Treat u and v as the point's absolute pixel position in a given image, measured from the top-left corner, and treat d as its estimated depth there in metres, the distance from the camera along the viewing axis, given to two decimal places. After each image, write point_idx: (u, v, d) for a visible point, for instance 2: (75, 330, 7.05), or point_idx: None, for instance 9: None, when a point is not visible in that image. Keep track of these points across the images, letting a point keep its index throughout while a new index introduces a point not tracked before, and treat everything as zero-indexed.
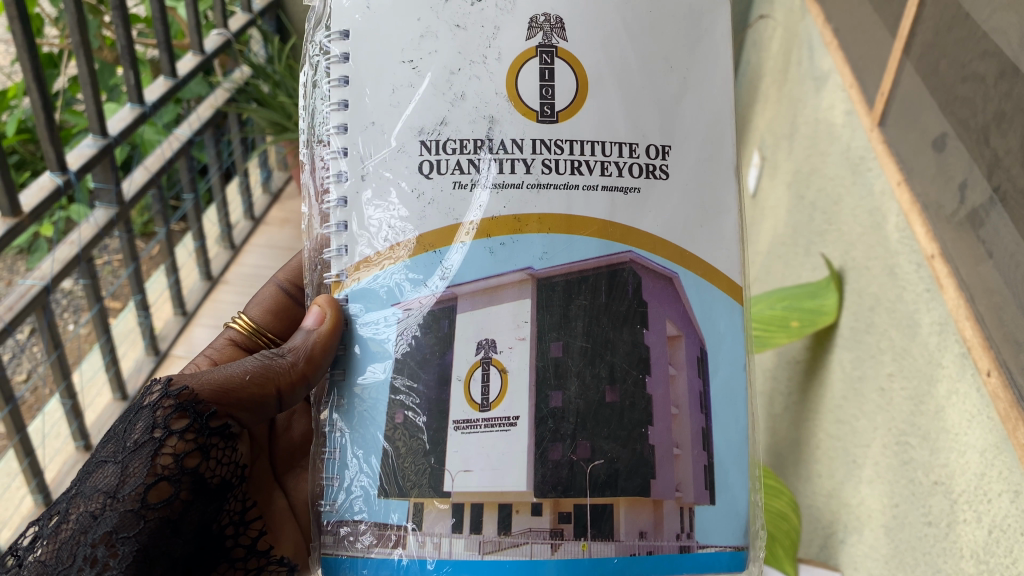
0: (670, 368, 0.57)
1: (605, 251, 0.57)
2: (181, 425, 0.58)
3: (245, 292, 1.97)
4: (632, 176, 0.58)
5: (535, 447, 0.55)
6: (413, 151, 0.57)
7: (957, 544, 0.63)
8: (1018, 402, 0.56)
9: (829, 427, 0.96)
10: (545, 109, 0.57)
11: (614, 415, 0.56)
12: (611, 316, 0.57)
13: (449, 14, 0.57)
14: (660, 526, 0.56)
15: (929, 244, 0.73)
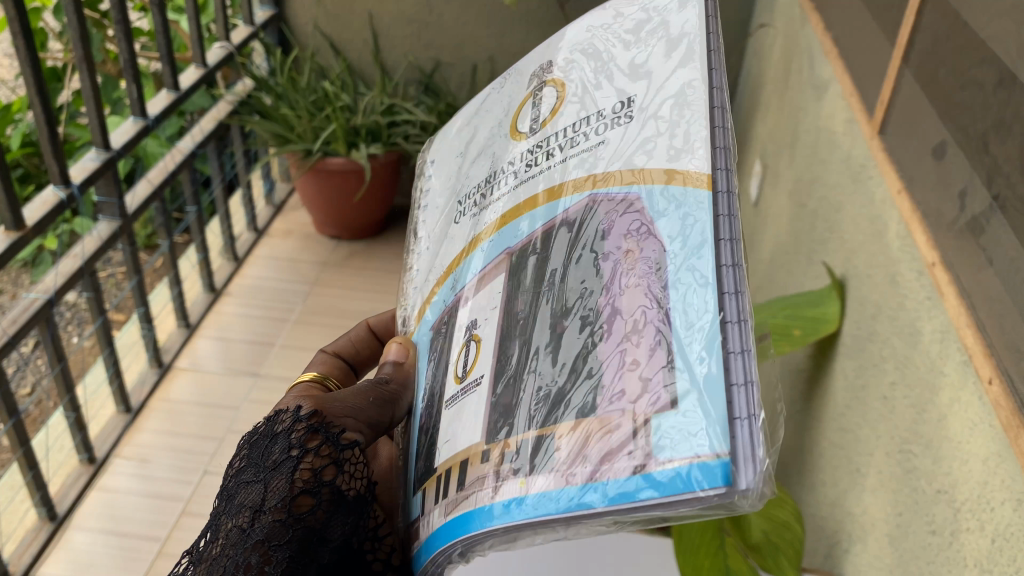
0: (624, 271, 0.44)
1: (569, 203, 0.50)
2: (316, 442, 0.55)
3: (249, 304, 1.98)
4: (597, 136, 0.51)
5: (490, 400, 0.48)
6: (454, 208, 0.63)
7: (960, 553, 0.63)
8: (1019, 411, 0.56)
9: (831, 435, 0.96)
10: (533, 126, 0.57)
11: (564, 347, 0.45)
12: (569, 252, 0.48)
13: (488, 105, 0.66)
14: (607, 443, 0.39)
15: (930, 252, 0.72)
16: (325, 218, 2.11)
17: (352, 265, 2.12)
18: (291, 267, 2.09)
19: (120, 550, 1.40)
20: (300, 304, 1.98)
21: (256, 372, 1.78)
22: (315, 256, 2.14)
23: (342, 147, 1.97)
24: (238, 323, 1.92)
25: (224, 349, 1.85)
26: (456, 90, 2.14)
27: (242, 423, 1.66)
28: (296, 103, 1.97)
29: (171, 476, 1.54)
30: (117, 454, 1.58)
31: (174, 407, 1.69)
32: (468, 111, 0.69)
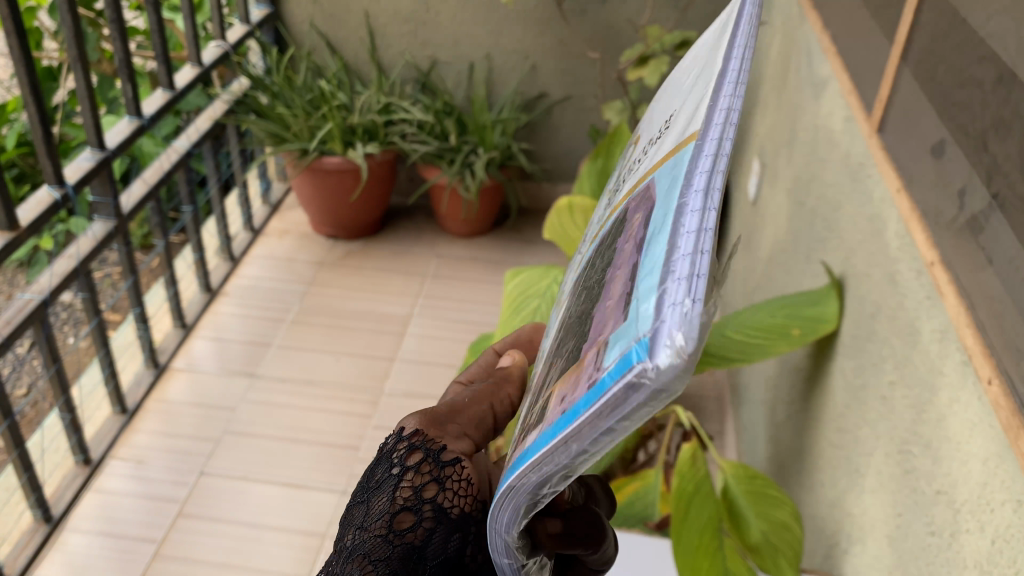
0: (628, 234, 0.36)
1: (616, 214, 0.42)
2: (416, 458, 0.49)
3: (246, 303, 1.97)
4: (647, 151, 0.44)
5: (527, 417, 0.41)
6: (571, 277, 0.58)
7: (960, 555, 0.62)
8: (1019, 411, 0.55)
9: (831, 436, 0.96)
10: (618, 176, 0.51)
11: (575, 337, 0.37)
12: (606, 245, 0.41)
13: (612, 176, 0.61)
14: (576, 385, 0.30)
15: (928, 251, 0.72)
16: (322, 216, 2.10)
17: (349, 265, 2.11)
18: (288, 267, 2.09)
19: (116, 553, 1.39)
20: (296, 304, 1.98)
21: (252, 373, 1.78)
22: (311, 255, 2.14)
23: (338, 146, 1.97)
24: (234, 323, 1.91)
25: (221, 349, 1.84)
26: (452, 88, 2.13)
27: (239, 424, 1.65)
28: (292, 102, 1.96)
29: (167, 477, 1.54)
30: (112, 455, 1.57)
31: (170, 408, 1.68)
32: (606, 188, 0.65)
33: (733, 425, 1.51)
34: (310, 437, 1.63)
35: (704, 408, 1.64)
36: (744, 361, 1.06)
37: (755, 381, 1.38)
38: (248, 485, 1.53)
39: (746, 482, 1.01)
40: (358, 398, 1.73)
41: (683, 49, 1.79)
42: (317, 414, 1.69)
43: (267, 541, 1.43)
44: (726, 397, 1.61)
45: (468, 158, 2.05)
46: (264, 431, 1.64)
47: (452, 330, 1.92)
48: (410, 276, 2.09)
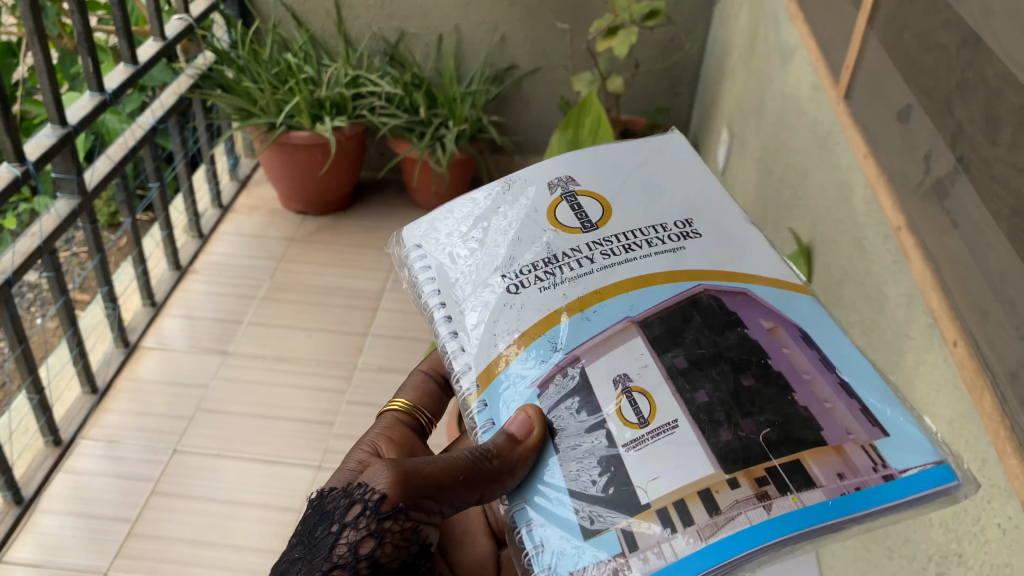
0: (783, 348, 0.49)
1: (676, 291, 0.52)
2: (353, 512, 0.51)
3: (216, 281, 1.96)
4: (670, 240, 0.55)
5: (704, 438, 0.44)
6: (497, 284, 0.54)
7: (926, 514, 0.62)
8: (983, 371, 0.56)
9: None
10: (583, 224, 0.56)
11: (754, 397, 0.47)
12: (708, 326, 0.50)
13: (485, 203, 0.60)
14: (852, 464, 0.43)
15: (896, 216, 0.73)
16: (291, 190, 2.08)
17: (319, 240, 2.10)
18: (257, 244, 2.08)
19: (90, 533, 1.38)
20: (267, 281, 1.97)
21: (225, 350, 1.77)
22: (280, 231, 2.13)
23: (307, 120, 1.94)
24: (204, 301, 1.90)
25: (192, 327, 1.83)
26: (421, 60, 2.11)
27: (211, 401, 1.65)
28: (258, 76, 1.95)
29: (140, 456, 1.52)
30: (83, 435, 1.56)
31: (143, 387, 1.67)
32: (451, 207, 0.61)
33: None
34: (284, 412, 1.63)
35: None
36: None
37: None
38: (222, 461, 1.53)
39: None
40: (329, 373, 1.73)
41: (652, 19, 1.78)
42: (290, 389, 1.68)
43: (241, 518, 1.43)
44: None
45: (437, 132, 2.02)
46: (236, 406, 1.64)
47: None
48: (382, 252, 2.08)
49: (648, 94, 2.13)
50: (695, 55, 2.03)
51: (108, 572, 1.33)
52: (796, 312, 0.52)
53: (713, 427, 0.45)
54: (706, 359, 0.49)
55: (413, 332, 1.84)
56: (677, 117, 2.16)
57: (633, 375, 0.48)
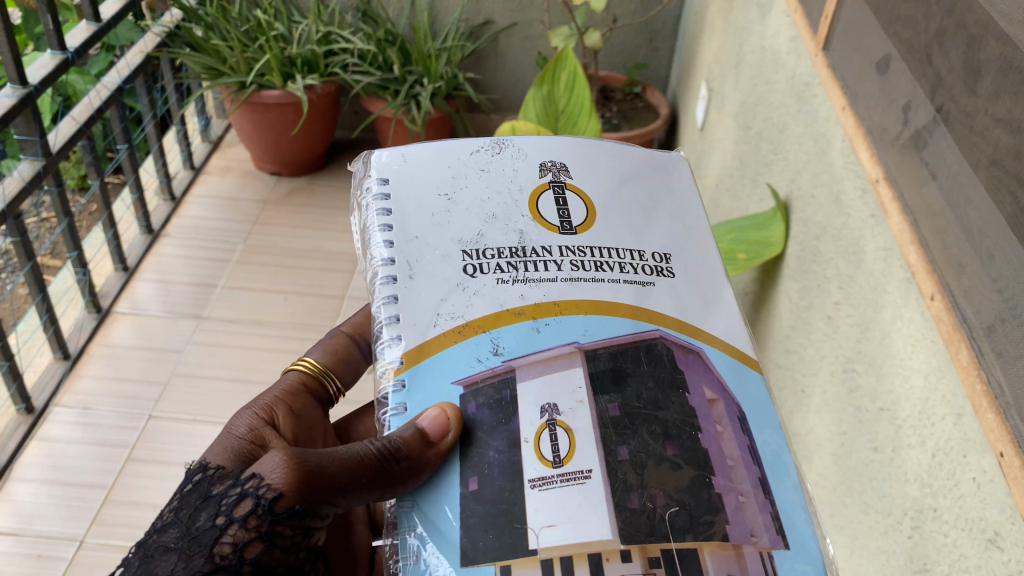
0: (716, 426, 0.48)
1: (636, 330, 0.51)
2: (243, 509, 0.48)
3: (188, 245, 1.93)
4: (644, 273, 0.54)
5: (611, 498, 0.43)
6: (455, 258, 0.52)
7: (901, 469, 0.62)
8: (960, 325, 0.55)
9: (777, 358, 0.97)
10: (564, 225, 0.55)
11: (678, 469, 0.45)
12: (653, 380, 0.49)
13: (476, 162, 0.57)
14: (745, 571, 0.43)
15: (873, 168, 0.72)
16: (264, 151, 2.04)
17: (294, 202, 2.07)
18: (230, 207, 2.05)
19: (65, 501, 1.37)
20: (241, 244, 1.94)
21: (199, 315, 1.74)
22: (254, 193, 2.10)
23: (277, 79, 1.90)
24: (178, 265, 1.87)
25: (165, 292, 1.80)
26: (395, 16, 2.06)
27: (186, 366, 1.62)
28: (227, 34, 1.90)
29: (115, 422, 1.51)
30: (56, 402, 1.54)
31: (117, 353, 1.64)
32: (441, 149, 0.58)
33: None
34: (260, 376, 1.61)
35: None
36: None
37: None
38: (199, 426, 1.51)
39: None
40: (307, 336, 1.71)
41: None
42: (267, 353, 1.66)
43: None
44: None
45: (412, 89, 1.98)
46: (212, 371, 1.62)
47: None
48: None
49: (627, 49, 2.09)
50: (675, 9, 2.00)
51: (85, 540, 1.31)
52: (744, 391, 0.50)
53: (624, 488, 0.44)
54: (640, 415, 0.47)
55: None
56: (656, 73, 2.14)
57: (559, 408, 0.46)
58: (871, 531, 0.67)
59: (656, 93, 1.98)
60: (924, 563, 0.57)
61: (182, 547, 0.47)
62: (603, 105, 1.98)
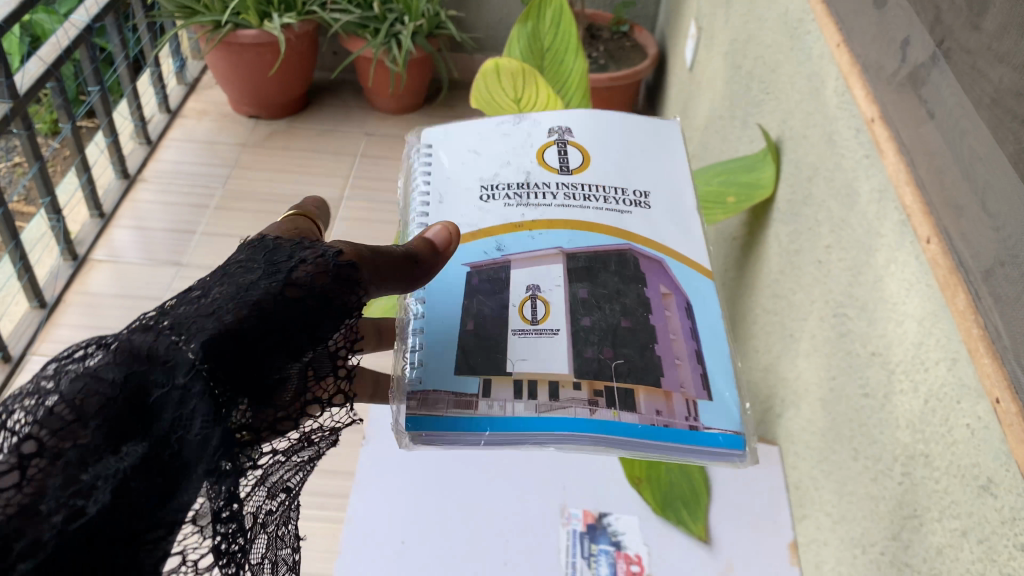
0: (666, 311, 0.63)
1: (614, 244, 0.66)
2: (315, 256, 0.46)
3: (166, 190, 1.89)
4: (625, 205, 0.70)
5: (572, 347, 0.58)
6: (476, 190, 0.71)
7: (893, 415, 0.61)
8: (957, 269, 0.53)
9: (765, 302, 0.96)
10: (562, 167, 0.73)
11: (630, 333, 0.60)
12: (619, 274, 0.64)
13: (501, 128, 0.77)
14: (672, 408, 0.56)
15: (869, 106, 0.69)
16: (242, 93, 1.99)
17: (273, 146, 2.03)
18: (209, 151, 2.00)
19: None
20: (220, 189, 1.90)
21: (179, 262, 1.71)
22: (233, 137, 2.05)
23: (253, 18, 1.84)
24: (156, 210, 1.84)
25: (144, 238, 1.76)
26: None
27: None
28: None
29: None
30: (33, 351, 1.51)
31: (96, 301, 1.61)
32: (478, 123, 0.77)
33: None
34: None
35: None
36: None
37: None
38: None
39: None
40: None
41: None
42: None
43: None
44: None
45: (393, 28, 1.92)
46: None
47: (383, 212, 1.87)
48: (339, 157, 2.01)
49: None
50: None
51: None
52: (693, 288, 0.65)
53: (584, 344, 0.59)
54: (605, 296, 0.62)
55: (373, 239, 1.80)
56: (644, 12, 2.09)
57: (541, 287, 0.62)
58: (859, 477, 0.66)
59: (644, 33, 1.93)
60: (914, 509, 0.57)
61: (256, 271, 0.43)
62: (590, 45, 1.93)
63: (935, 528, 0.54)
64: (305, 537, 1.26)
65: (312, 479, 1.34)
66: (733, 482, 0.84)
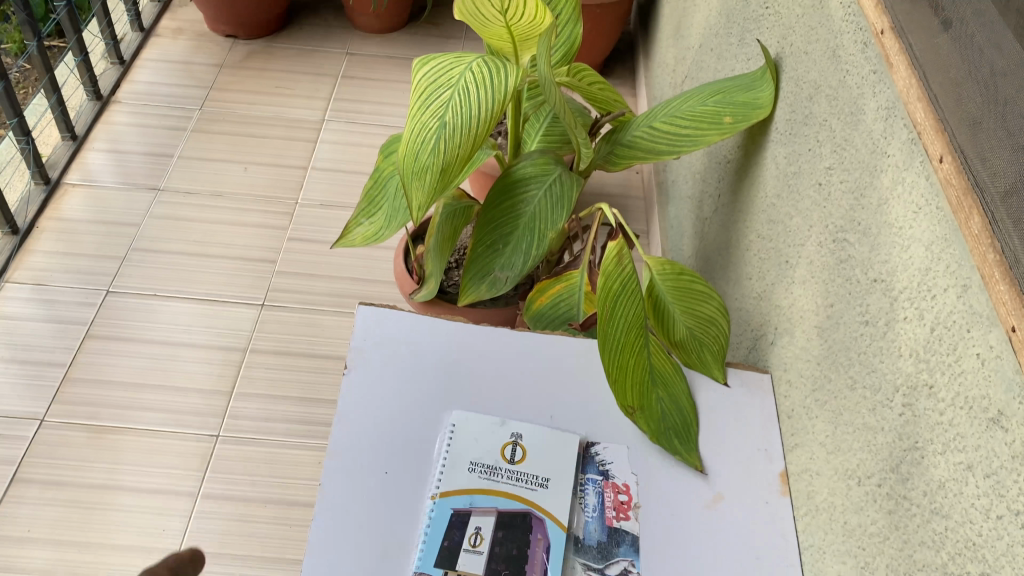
0: (539, 536, 0.70)
1: (512, 509, 0.72)
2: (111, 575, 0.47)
3: (140, 112, 1.82)
4: (536, 485, 0.73)
5: (473, 559, 0.67)
6: (436, 434, 0.77)
7: (895, 343, 0.58)
8: (972, 190, 0.49)
9: (759, 228, 0.93)
10: (504, 448, 0.76)
11: (513, 560, 0.68)
12: (511, 526, 0.70)
13: (484, 394, 0.81)
14: None
15: (877, 18, 0.65)
16: (218, 10, 1.90)
17: (252, 66, 1.95)
18: (184, 71, 1.93)
19: (23, 379, 1.32)
20: (197, 111, 1.83)
21: (156, 187, 1.66)
22: (209, 57, 1.97)
23: None
24: (131, 133, 1.77)
25: (119, 162, 1.70)
26: None
27: (145, 240, 1.55)
28: None
29: (73, 299, 1.45)
30: (7, 278, 1.47)
31: (70, 227, 1.56)
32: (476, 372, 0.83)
33: (658, 222, 1.49)
34: (222, 250, 1.55)
35: (629, 206, 1.62)
36: (673, 153, 0.98)
37: (681, 174, 1.35)
38: (160, 302, 1.46)
39: (672, 279, 0.94)
40: (271, 208, 1.64)
41: None
42: (228, 226, 1.60)
43: (183, 359, 1.37)
44: (651, 190, 1.58)
45: None
46: (171, 245, 1.55)
47: (366, 136, 1.81)
48: (320, 78, 1.94)
49: None
50: None
51: (46, 419, 1.27)
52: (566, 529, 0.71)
53: (494, 563, 0.67)
54: (504, 529, 0.70)
55: (356, 163, 1.75)
56: None
57: (478, 518, 0.70)
58: (857, 407, 0.64)
59: None
60: (915, 441, 0.54)
61: None
62: None
63: (936, 462, 0.52)
64: (292, 467, 1.25)
65: (296, 408, 1.33)
66: (725, 410, 0.82)
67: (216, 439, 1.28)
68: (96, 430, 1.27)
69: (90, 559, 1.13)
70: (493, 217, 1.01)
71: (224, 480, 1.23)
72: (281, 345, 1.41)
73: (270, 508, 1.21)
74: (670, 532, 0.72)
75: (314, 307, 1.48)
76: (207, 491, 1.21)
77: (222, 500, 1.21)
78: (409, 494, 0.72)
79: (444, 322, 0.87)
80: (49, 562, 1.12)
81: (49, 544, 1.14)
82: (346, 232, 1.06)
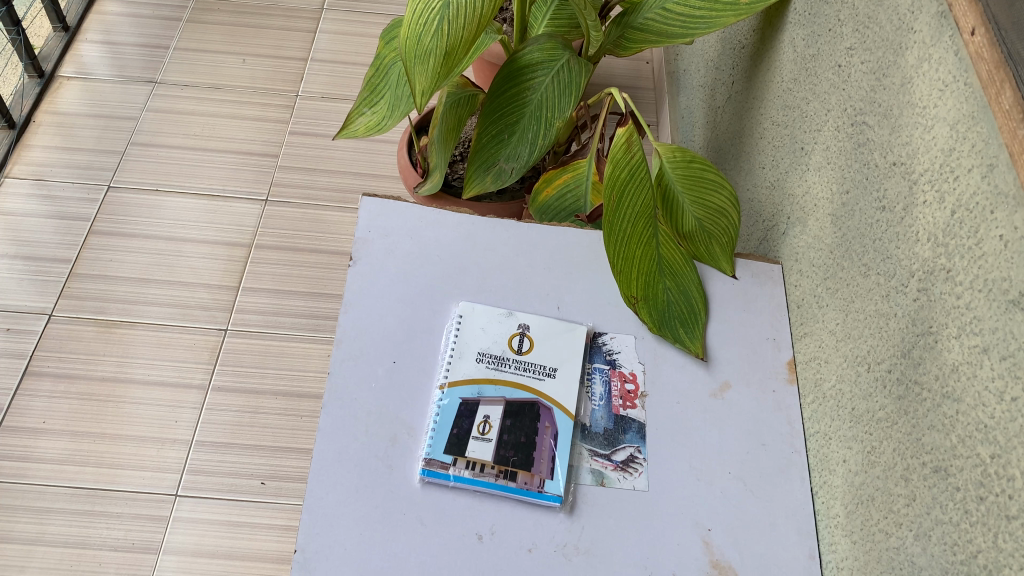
0: (548, 423, 0.70)
1: (518, 396, 0.72)
2: None
3: (133, 2, 1.75)
4: (543, 374, 0.74)
5: (483, 445, 0.68)
6: (443, 323, 0.77)
7: (912, 228, 0.57)
8: (1005, 64, 0.47)
9: (774, 114, 0.90)
10: (512, 337, 0.76)
11: (520, 444, 0.69)
12: (519, 414, 0.71)
13: (491, 284, 0.80)
14: (532, 472, 0.67)
15: None
16: None
17: None
18: None
19: (29, 275, 1.32)
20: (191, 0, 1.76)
21: (153, 80, 1.61)
22: None
23: None
24: (124, 23, 1.71)
25: (113, 53, 1.65)
26: None
27: (144, 134, 1.52)
28: None
29: (74, 195, 1.43)
30: (7, 174, 1.45)
31: (67, 120, 1.53)
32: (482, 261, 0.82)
33: (668, 113, 1.45)
34: (222, 144, 1.52)
35: (639, 97, 1.58)
36: (688, 38, 0.94)
37: (692, 62, 1.31)
38: (162, 197, 1.44)
39: (682, 167, 0.90)
40: (273, 101, 1.60)
41: None
42: (228, 120, 1.56)
43: (188, 255, 1.37)
44: (660, 81, 1.54)
45: None
46: (170, 139, 1.52)
47: (366, 25, 1.75)
48: None
49: None
50: None
51: (54, 314, 1.28)
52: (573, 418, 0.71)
53: (502, 447, 0.68)
54: (512, 418, 0.70)
55: (357, 54, 1.70)
56: None
57: (487, 408, 0.71)
58: (869, 294, 0.63)
59: None
60: (928, 325, 0.54)
61: None
62: None
63: (950, 345, 0.51)
64: (301, 360, 1.26)
65: (303, 302, 1.32)
66: (733, 300, 0.82)
67: (224, 333, 1.28)
68: (105, 324, 1.27)
69: (105, 449, 1.15)
70: (498, 106, 0.97)
71: (233, 373, 1.24)
72: (287, 240, 1.40)
73: (280, 399, 1.22)
74: (678, 419, 0.73)
75: (318, 202, 1.46)
76: (216, 384, 1.23)
77: (233, 393, 1.22)
78: (418, 383, 0.73)
79: (450, 214, 0.85)
80: (65, 452, 1.14)
81: (64, 435, 1.16)
82: (347, 123, 1.03)
